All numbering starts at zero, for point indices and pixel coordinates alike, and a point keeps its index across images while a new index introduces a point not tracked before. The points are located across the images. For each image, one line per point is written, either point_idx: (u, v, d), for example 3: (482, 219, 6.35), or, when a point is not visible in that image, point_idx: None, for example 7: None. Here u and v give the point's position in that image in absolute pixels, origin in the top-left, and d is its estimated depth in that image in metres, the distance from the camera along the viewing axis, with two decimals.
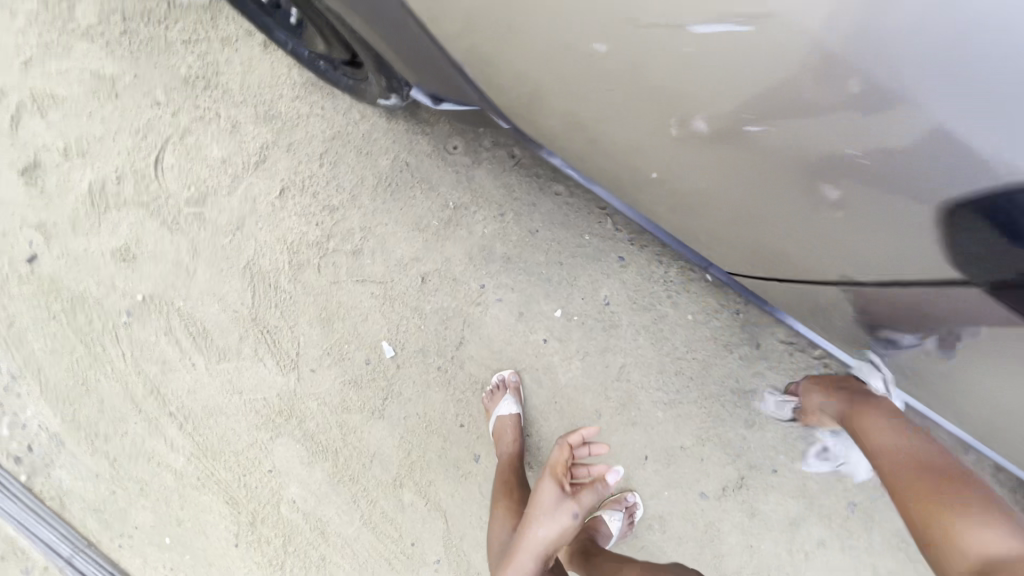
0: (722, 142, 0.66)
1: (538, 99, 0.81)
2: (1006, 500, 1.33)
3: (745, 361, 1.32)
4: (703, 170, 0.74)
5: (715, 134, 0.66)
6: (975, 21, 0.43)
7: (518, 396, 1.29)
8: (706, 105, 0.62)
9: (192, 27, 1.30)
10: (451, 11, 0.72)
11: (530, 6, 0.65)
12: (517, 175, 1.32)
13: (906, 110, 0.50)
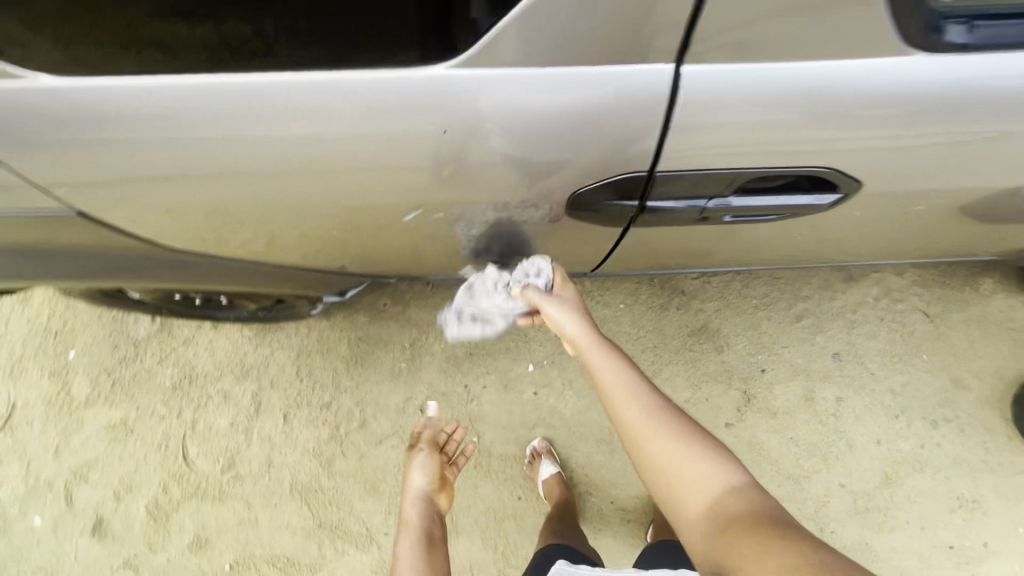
0: (493, 208, 0.94)
1: (379, 250, 1.11)
2: (937, 274, 1.56)
3: (683, 307, 1.57)
4: (505, 227, 1.01)
5: (482, 208, 0.93)
6: (566, 104, 0.76)
7: (554, 457, 1.48)
8: (468, 199, 0.91)
9: (160, 348, 1.63)
10: (287, 242, 1.03)
11: (327, 216, 0.94)
12: (438, 293, 1.62)
13: (574, 151, 0.81)
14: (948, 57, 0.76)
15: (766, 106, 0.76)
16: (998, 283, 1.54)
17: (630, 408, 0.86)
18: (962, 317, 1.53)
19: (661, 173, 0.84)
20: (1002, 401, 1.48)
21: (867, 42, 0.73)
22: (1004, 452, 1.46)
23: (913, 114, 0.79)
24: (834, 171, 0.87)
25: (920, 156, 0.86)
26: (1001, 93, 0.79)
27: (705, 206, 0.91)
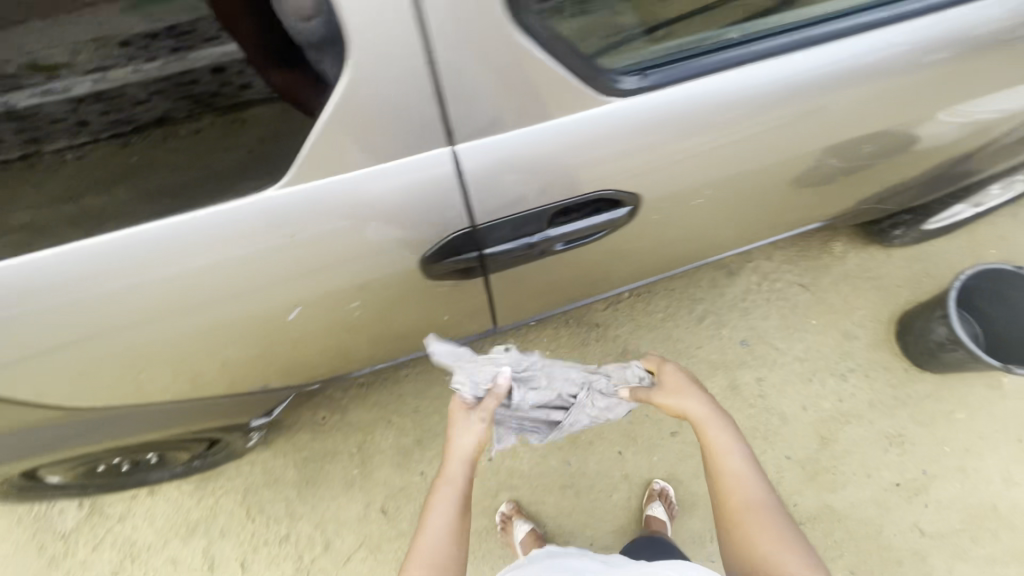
0: (381, 294, 1.02)
1: (294, 361, 1.16)
2: (798, 250, 1.80)
3: (601, 338, 1.70)
4: (402, 307, 1.09)
5: (371, 296, 1.01)
6: (408, 189, 0.85)
7: (526, 516, 1.49)
8: (353, 291, 0.98)
9: (93, 533, 1.52)
10: (198, 377, 1.06)
11: (226, 339, 0.99)
12: (374, 390, 1.66)
13: (430, 227, 0.90)
14: (642, 95, 0.90)
15: (531, 156, 0.88)
16: (846, 243, 1.79)
17: (747, 488, 0.88)
18: (830, 279, 1.76)
19: (484, 224, 0.93)
20: (888, 340, 1.68)
21: (572, 96, 0.86)
22: (907, 383, 1.63)
23: (653, 135, 0.94)
24: (629, 191, 1.00)
25: (675, 165, 1.00)
26: (700, 108, 0.94)
27: (531, 241, 0.99)
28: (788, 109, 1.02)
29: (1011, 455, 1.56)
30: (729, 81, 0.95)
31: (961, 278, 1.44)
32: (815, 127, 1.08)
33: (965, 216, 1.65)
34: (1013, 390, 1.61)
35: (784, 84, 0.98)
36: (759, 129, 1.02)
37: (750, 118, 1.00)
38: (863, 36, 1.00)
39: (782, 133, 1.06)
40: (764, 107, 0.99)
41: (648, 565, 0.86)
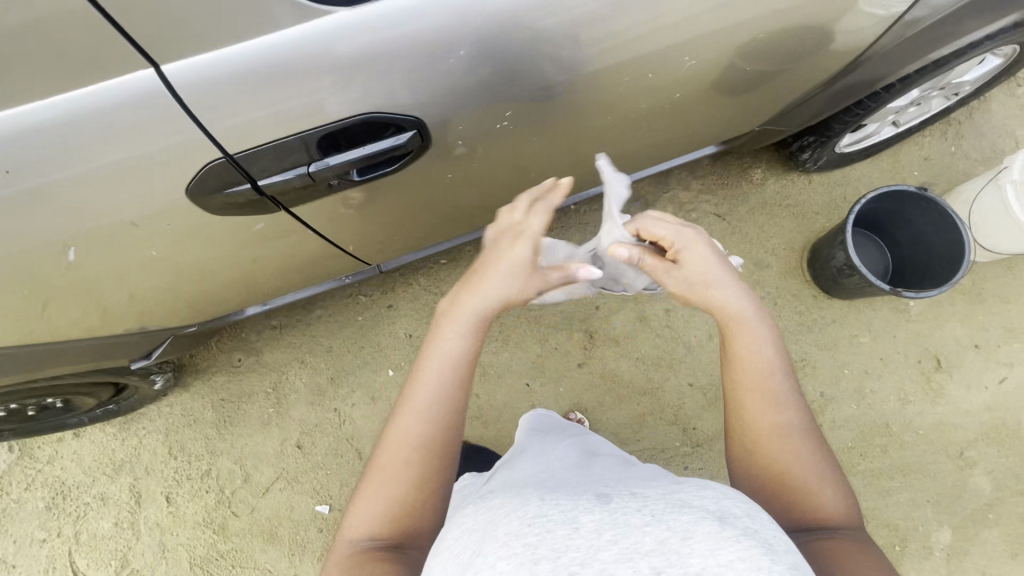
0: (194, 238, 0.94)
1: (159, 307, 1.14)
2: (718, 176, 1.74)
3: None
4: (250, 249, 1.05)
5: (178, 240, 0.93)
6: (163, 113, 0.75)
7: None
8: (151, 236, 0.90)
9: (21, 473, 1.58)
10: (53, 325, 1.05)
11: (37, 289, 0.94)
12: (287, 332, 1.67)
13: (205, 161, 0.80)
14: (370, 5, 0.76)
15: (264, 76, 0.75)
16: (767, 169, 1.74)
17: (781, 408, 0.74)
18: (748, 206, 1.72)
19: (240, 153, 0.81)
20: (800, 267, 1.67)
21: (280, 7, 0.73)
22: (813, 310, 1.64)
23: (426, 48, 0.79)
24: (422, 119, 0.87)
25: (461, 87, 0.85)
26: (457, 19, 0.78)
27: (308, 170, 0.85)
28: (589, 19, 0.86)
29: (910, 376, 1.59)
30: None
31: (862, 202, 1.41)
32: (644, 42, 0.93)
33: (885, 135, 1.58)
34: (919, 314, 1.62)
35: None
36: (562, 43, 0.87)
37: (548, 30, 0.84)
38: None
39: (595, 50, 0.91)
40: (559, 18, 0.84)
41: (677, 488, 0.62)
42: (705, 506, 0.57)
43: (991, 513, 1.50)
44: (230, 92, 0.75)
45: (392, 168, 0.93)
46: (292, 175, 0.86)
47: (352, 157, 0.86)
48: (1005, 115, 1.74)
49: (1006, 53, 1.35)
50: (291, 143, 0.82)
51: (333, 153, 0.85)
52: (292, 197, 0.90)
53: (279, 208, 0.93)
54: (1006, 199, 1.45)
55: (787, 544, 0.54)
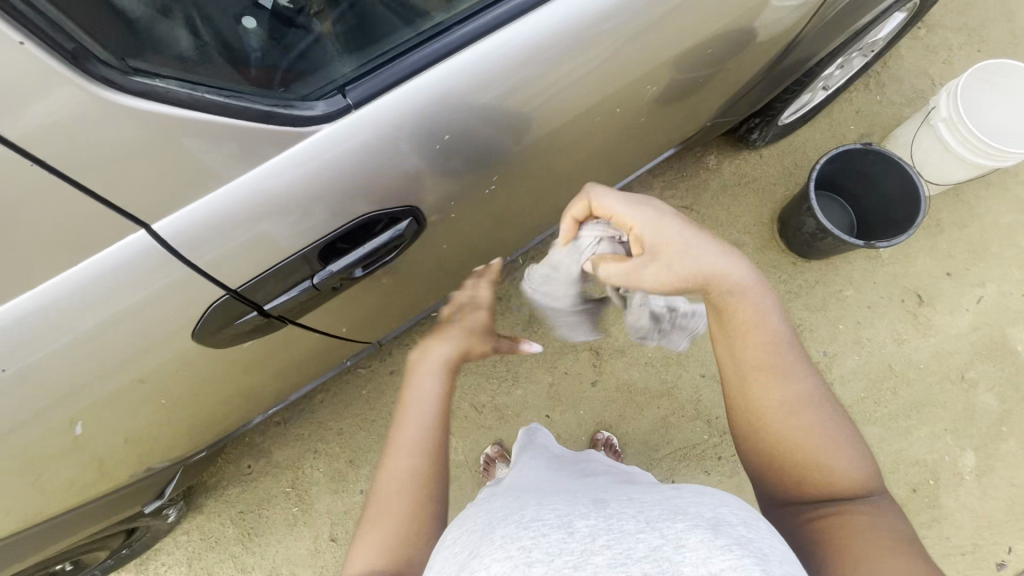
0: (195, 373, 0.90)
1: (165, 442, 1.08)
2: (677, 171, 1.80)
3: (506, 311, 1.69)
4: (248, 361, 1.01)
5: (181, 378, 0.89)
6: (159, 267, 0.69)
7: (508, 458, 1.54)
8: (155, 384, 0.85)
9: None
10: (56, 495, 0.97)
11: (36, 467, 0.86)
12: (293, 425, 1.61)
13: (207, 298, 0.76)
14: (348, 116, 0.73)
15: (256, 208, 0.71)
16: (719, 154, 1.80)
17: (792, 380, 0.75)
18: (712, 192, 1.77)
19: (244, 285, 0.77)
20: (774, 239, 1.73)
21: (259, 140, 0.68)
22: (796, 276, 1.70)
23: (409, 134, 0.78)
24: (413, 204, 0.87)
25: (437, 161, 0.84)
26: (435, 107, 0.77)
27: (314, 281, 0.83)
28: (552, 71, 0.86)
29: (899, 316, 1.66)
30: (462, 64, 0.77)
31: (817, 167, 1.49)
32: (597, 79, 0.96)
33: (819, 101, 1.67)
34: (890, 257, 1.70)
35: (534, 46, 0.81)
36: (529, 97, 0.87)
37: (517, 87, 0.84)
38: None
39: (558, 96, 0.92)
40: (533, 69, 0.84)
41: (675, 494, 0.62)
42: (699, 512, 0.56)
43: (1004, 426, 1.58)
44: (227, 227, 0.70)
45: (390, 257, 0.92)
46: (297, 288, 0.83)
47: (355, 256, 0.84)
48: (914, 58, 1.88)
49: (912, 7, 1.45)
50: (294, 260, 0.79)
51: (335, 259, 0.83)
52: (295, 307, 0.86)
53: (284, 320, 0.89)
54: (941, 136, 1.53)
55: (778, 552, 0.53)
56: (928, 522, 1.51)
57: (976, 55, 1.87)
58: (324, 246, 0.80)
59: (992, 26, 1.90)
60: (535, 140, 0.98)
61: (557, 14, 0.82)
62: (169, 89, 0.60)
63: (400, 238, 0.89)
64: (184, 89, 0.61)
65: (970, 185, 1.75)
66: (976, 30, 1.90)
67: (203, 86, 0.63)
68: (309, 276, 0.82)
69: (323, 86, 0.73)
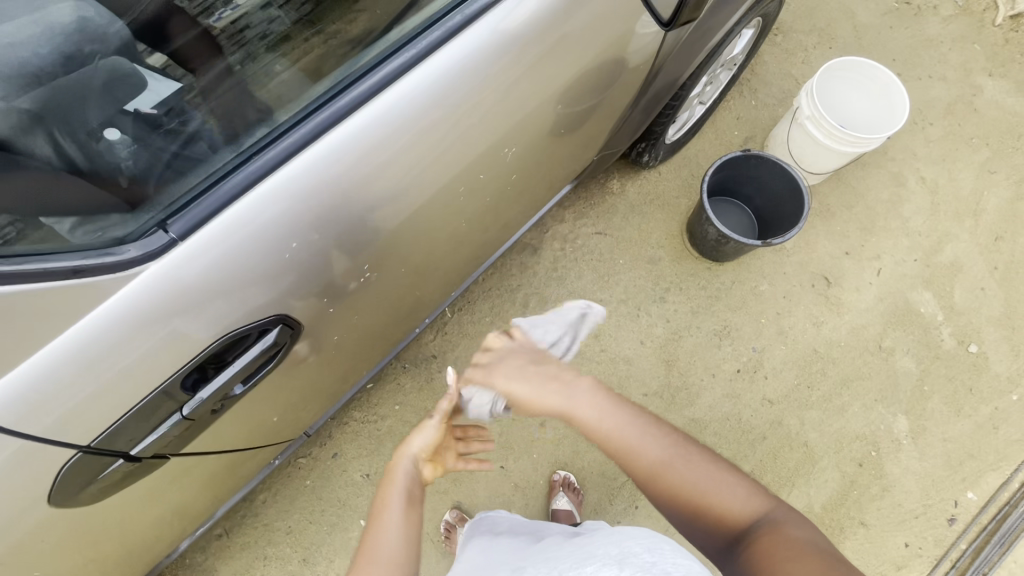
0: (77, 523, 0.83)
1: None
2: (586, 199, 1.85)
3: (443, 368, 1.67)
4: (147, 492, 0.94)
5: (58, 534, 0.82)
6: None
7: (468, 520, 1.48)
8: (25, 548, 0.79)
9: None
10: None
11: None
12: (233, 534, 1.50)
13: (59, 459, 0.71)
14: (175, 249, 0.69)
15: (89, 362, 0.68)
16: (621, 177, 1.87)
17: (646, 448, 0.74)
18: (622, 214, 1.84)
19: (98, 438, 0.73)
20: (686, 248, 1.80)
21: (66, 298, 0.64)
22: (713, 280, 1.77)
23: (258, 245, 0.75)
24: (283, 312, 0.84)
25: (298, 267, 0.82)
26: (273, 220, 0.75)
27: (183, 413, 0.80)
28: (398, 158, 0.86)
29: (813, 301, 1.75)
30: (293, 174, 0.75)
31: (707, 177, 1.57)
32: (454, 153, 0.96)
33: (698, 115, 1.78)
34: (793, 247, 1.80)
35: (379, 133, 0.81)
36: (381, 186, 0.86)
37: (373, 172, 0.83)
38: (435, 56, 0.84)
39: (416, 175, 0.91)
40: (385, 152, 0.83)
41: (587, 543, 0.67)
42: (607, 552, 0.61)
43: (926, 385, 1.67)
44: (62, 388, 0.67)
45: (272, 363, 0.90)
46: (167, 424, 0.79)
47: (226, 378, 0.81)
48: (777, 62, 2.04)
49: (756, 23, 1.58)
50: (155, 399, 0.75)
51: (203, 385, 0.80)
52: (173, 439, 0.83)
53: (163, 454, 0.85)
54: (809, 131, 1.64)
55: (679, 567, 0.57)
56: (880, 493, 1.57)
57: (829, 52, 2.05)
58: (187, 379, 0.77)
59: (837, 25, 2.10)
60: (414, 212, 0.98)
61: (396, 99, 0.81)
62: None
63: (274, 349, 0.87)
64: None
65: (848, 169, 1.90)
66: (824, 31, 2.09)
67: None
68: (179, 409, 0.79)
69: (145, 222, 0.69)
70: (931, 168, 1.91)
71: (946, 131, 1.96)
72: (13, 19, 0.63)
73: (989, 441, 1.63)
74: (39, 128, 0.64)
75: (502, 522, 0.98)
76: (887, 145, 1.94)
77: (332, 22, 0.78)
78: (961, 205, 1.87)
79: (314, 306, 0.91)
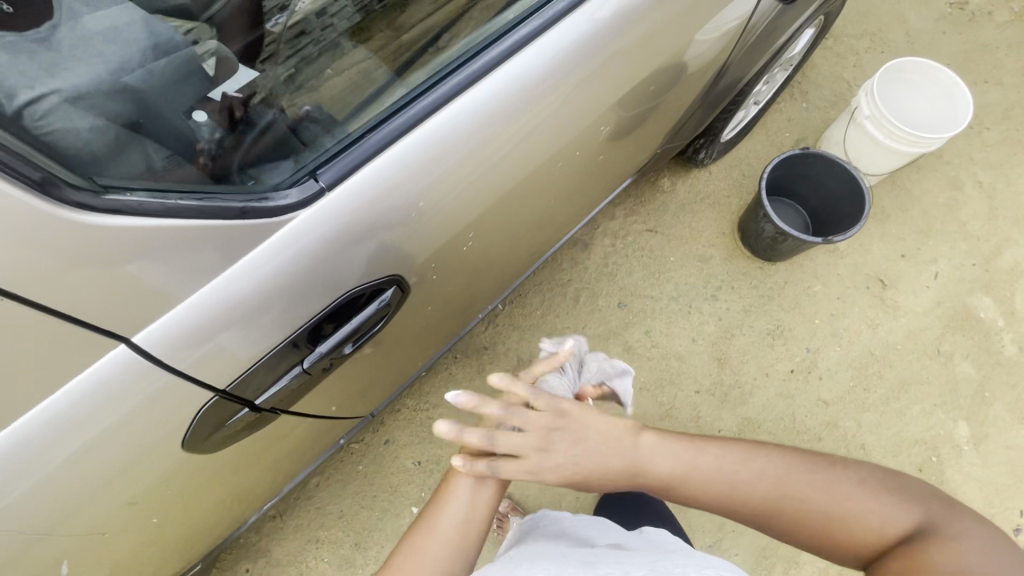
0: (185, 477, 0.86)
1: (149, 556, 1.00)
2: (637, 196, 1.86)
3: (495, 360, 1.68)
4: (238, 456, 0.97)
5: (170, 485, 0.84)
6: (147, 379, 0.67)
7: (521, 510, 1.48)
8: (145, 492, 0.80)
9: None
10: None
11: None
12: (288, 516, 1.51)
13: (199, 398, 0.73)
14: (324, 200, 0.72)
15: (241, 304, 0.70)
16: (672, 175, 1.88)
17: (762, 482, 0.70)
18: (673, 212, 1.84)
19: (233, 383, 0.75)
20: (738, 247, 1.79)
21: (233, 240, 0.67)
22: (766, 279, 1.76)
23: (392, 202, 0.78)
24: (396, 273, 0.87)
25: (419, 230, 0.86)
26: (409, 176, 0.79)
27: (303, 366, 0.82)
28: (505, 131, 0.89)
29: (868, 303, 1.73)
30: (423, 139, 0.79)
31: (766, 173, 1.57)
32: (552, 129, 1.00)
33: (751, 115, 1.79)
34: (847, 248, 1.79)
35: (496, 105, 0.85)
36: (492, 154, 0.90)
37: (486, 141, 0.87)
38: (546, 36, 0.89)
39: (516, 149, 0.95)
40: (498, 121, 0.87)
41: (662, 557, 0.67)
42: (685, 572, 0.62)
43: (987, 391, 1.63)
44: (216, 326, 0.69)
45: (378, 326, 0.92)
46: (286, 376, 0.82)
47: (341, 335, 0.84)
48: (827, 66, 2.04)
49: (818, 23, 1.59)
50: (285, 348, 0.78)
51: (322, 341, 0.82)
52: (285, 394, 0.85)
53: (273, 408, 0.87)
54: (868, 132, 1.64)
55: None
56: None
57: (880, 56, 2.05)
58: (312, 332, 0.80)
59: (888, 29, 2.09)
60: (505, 186, 1.01)
61: (513, 74, 0.86)
62: (142, 201, 0.60)
63: (382, 312, 0.90)
64: (157, 199, 0.61)
65: (903, 172, 1.88)
66: (876, 35, 2.08)
67: (176, 193, 0.63)
68: (300, 361, 0.82)
69: (293, 173, 0.73)
70: (988, 173, 1.88)
71: (1003, 136, 1.93)
72: (110, 8, 0.65)
73: None
74: (190, 80, 0.69)
75: (554, 523, 0.88)
76: (943, 149, 1.91)
77: (378, 29, 0.84)
78: (1019, 211, 1.84)
79: (418, 272, 0.94)
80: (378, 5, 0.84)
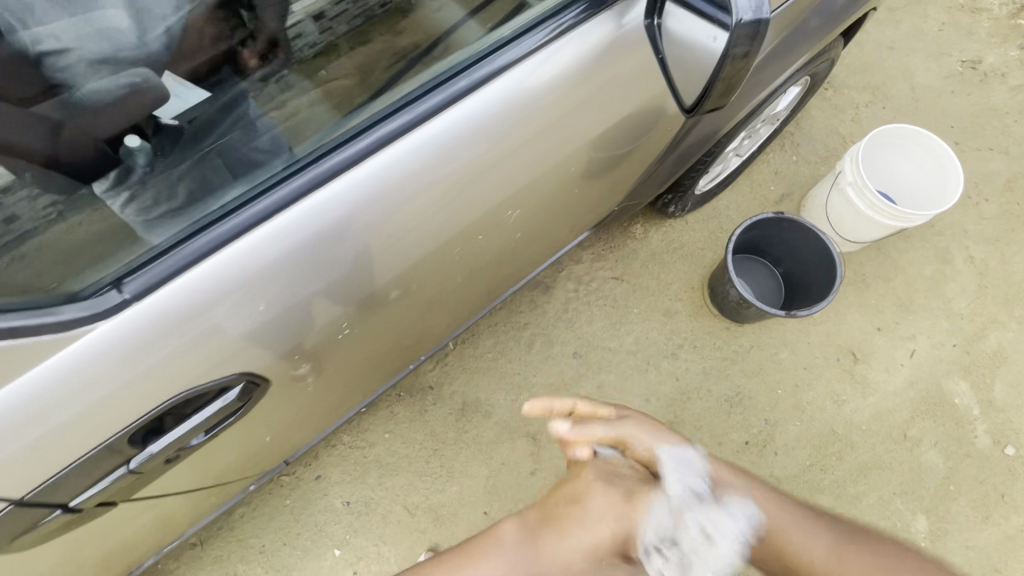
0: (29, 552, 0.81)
1: None
2: (606, 241, 1.79)
3: (438, 402, 1.62)
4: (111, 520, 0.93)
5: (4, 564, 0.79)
6: None
7: None
8: None
9: None
10: None
11: None
12: (208, 546, 1.48)
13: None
14: (126, 314, 0.65)
15: (29, 420, 0.63)
16: (645, 222, 1.81)
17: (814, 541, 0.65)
18: (641, 261, 1.76)
19: (31, 493, 0.68)
20: (705, 304, 1.71)
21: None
22: (731, 342, 1.68)
23: (220, 309, 0.71)
24: (247, 370, 0.80)
25: (268, 329, 0.78)
26: (238, 285, 0.71)
27: (129, 467, 0.76)
28: (388, 220, 0.81)
29: (836, 377, 1.64)
30: (263, 240, 0.71)
31: (734, 237, 1.49)
32: (455, 212, 0.91)
33: (732, 167, 1.70)
34: (821, 316, 1.70)
35: (367, 197, 0.77)
36: (368, 246, 0.82)
37: (360, 233, 0.79)
38: (442, 116, 0.80)
39: (410, 234, 0.86)
40: (372, 214, 0.79)
41: None
42: None
43: (952, 485, 1.54)
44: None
45: (231, 417, 0.86)
46: (111, 476, 0.76)
47: (177, 434, 0.78)
48: (823, 118, 1.94)
49: (803, 82, 1.50)
50: (103, 452, 0.71)
51: (155, 439, 0.76)
52: (117, 488, 0.79)
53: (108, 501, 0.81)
54: (850, 200, 1.55)
55: None
56: None
57: (880, 113, 1.95)
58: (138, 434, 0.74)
59: (892, 84, 1.99)
60: (405, 267, 0.92)
61: (390, 163, 0.77)
62: None
63: (234, 406, 0.83)
64: None
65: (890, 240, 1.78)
66: (878, 89, 1.98)
67: None
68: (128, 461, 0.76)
69: (98, 278, 0.65)
70: (981, 248, 1.78)
71: (1002, 210, 1.82)
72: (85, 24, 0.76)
73: (1017, 556, 1.49)
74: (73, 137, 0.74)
75: None
76: (935, 218, 1.81)
77: (380, 33, 0.81)
78: (1010, 291, 1.74)
79: (286, 362, 0.86)
80: (380, 10, 0.81)
